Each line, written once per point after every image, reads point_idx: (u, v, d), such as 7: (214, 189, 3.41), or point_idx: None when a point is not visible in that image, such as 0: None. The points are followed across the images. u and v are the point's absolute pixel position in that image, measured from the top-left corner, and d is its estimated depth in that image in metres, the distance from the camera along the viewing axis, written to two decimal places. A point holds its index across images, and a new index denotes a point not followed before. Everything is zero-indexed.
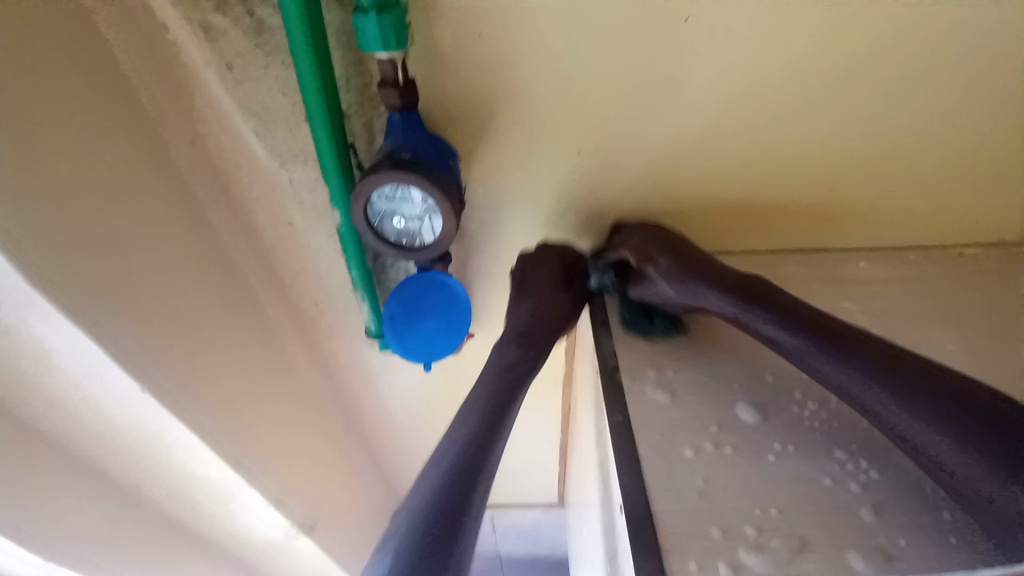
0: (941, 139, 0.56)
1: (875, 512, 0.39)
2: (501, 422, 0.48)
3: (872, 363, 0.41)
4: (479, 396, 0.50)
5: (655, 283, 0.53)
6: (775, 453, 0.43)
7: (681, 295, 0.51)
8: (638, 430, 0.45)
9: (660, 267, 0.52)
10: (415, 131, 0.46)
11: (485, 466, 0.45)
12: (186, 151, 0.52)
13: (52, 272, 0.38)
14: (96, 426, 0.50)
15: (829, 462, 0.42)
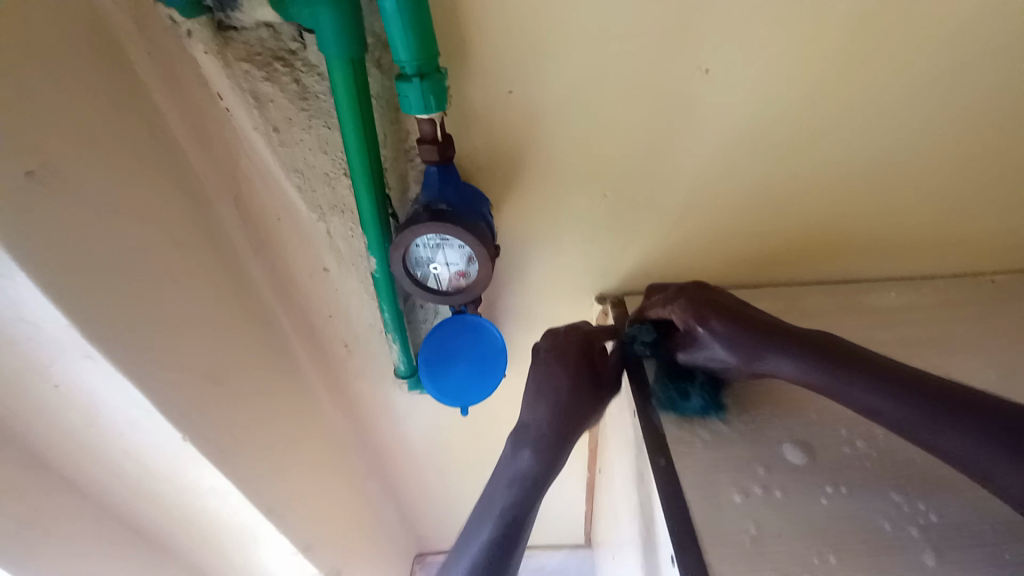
0: (957, 170, 0.57)
1: (937, 557, 0.38)
2: (536, 490, 0.50)
3: (994, 432, 0.37)
4: (522, 451, 0.52)
5: (707, 345, 0.48)
6: (827, 495, 0.42)
7: (738, 361, 0.46)
8: (682, 473, 0.45)
9: (669, 303, 0.52)
10: (451, 184, 0.48)
11: (528, 515, 0.50)
12: (230, 207, 0.55)
13: (109, 333, 0.39)
14: (136, 480, 0.52)
15: (883, 504, 0.41)
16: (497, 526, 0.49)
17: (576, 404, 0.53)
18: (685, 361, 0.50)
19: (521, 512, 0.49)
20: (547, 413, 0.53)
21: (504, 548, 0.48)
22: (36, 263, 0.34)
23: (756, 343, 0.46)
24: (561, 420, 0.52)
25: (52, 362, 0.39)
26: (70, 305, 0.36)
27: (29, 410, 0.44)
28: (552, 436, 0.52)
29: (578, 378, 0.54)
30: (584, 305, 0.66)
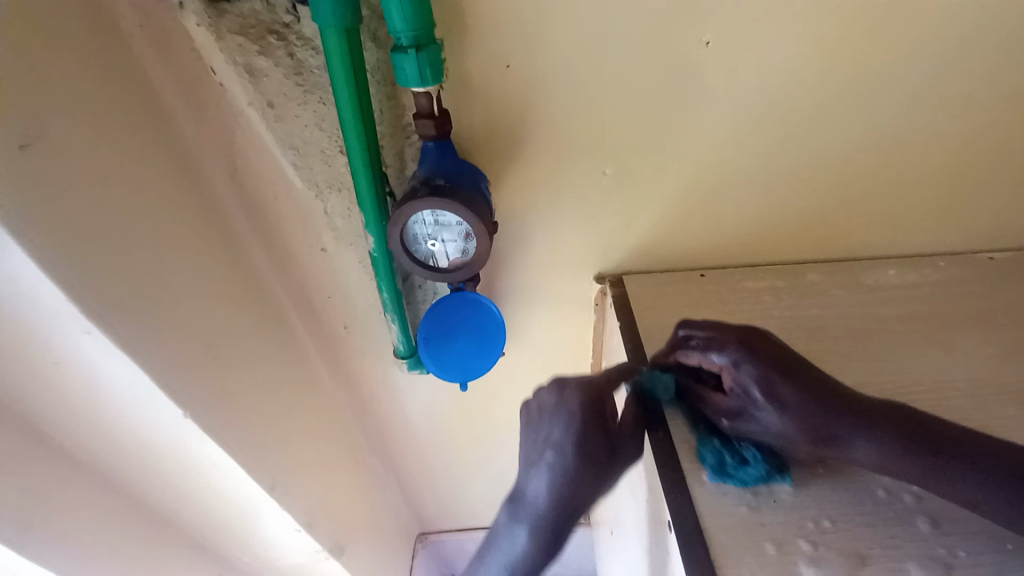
0: (957, 144, 0.57)
1: (931, 523, 0.39)
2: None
3: None
4: (517, 530, 0.44)
5: (763, 416, 0.41)
6: (823, 463, 0.43)
7: (805, 434, 0.40)
8: (687, 463, 0.44)
9: (711, 346, 0.44)
10: (448, 158, 0.47)
11: None
12: (227, 185, 0.54)
13: (109, 308, 0.39)
14: (141, 456, 0.53)
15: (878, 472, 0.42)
16: None
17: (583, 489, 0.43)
18: (727, 429, 0.43)
19: None
20: (550, 495, 0.43)
21: None
22: (35, 238, 0.34)
23: (823, 415, 0.39)
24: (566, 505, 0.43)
25: (49, 337, 0.40)
26: (72, 280, 0.37)
27: (33, 387, 0.44)
28: (554, 523, 0.43)
29: (585, 454, 0.44)
30: (583, 284, 0.66)
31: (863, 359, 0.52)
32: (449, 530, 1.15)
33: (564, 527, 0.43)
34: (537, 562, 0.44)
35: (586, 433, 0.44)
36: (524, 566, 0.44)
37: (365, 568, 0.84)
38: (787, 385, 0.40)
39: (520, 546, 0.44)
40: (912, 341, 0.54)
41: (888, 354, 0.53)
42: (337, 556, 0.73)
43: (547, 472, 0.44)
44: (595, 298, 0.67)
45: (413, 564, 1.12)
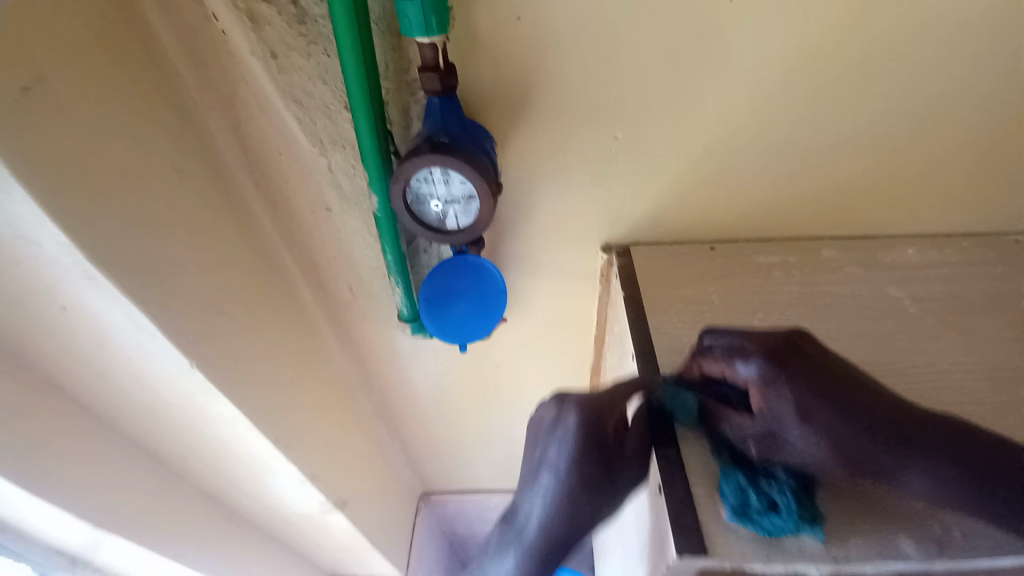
0: (994, 115, 0.53)
1: (926, 503, 0.39)
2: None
3: None
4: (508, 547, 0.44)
5: (794, 438, 0.38)
6: None
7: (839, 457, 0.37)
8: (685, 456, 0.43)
9: (788, 418, 0.38)
10: (454, 116, 0.46)
11: None
12: (230, 139, 0.53)
13: (109, 257, 0.39)
14: (146, 406, 0.55)
15: None
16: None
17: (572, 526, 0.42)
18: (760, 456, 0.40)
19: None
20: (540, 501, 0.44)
21: None
22: (32, 182, 0.34)
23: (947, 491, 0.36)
24: (552, 543, 0.42)
25: (59, 284, 0.40)
26: (71, 224, 0.37)
27: (41, 332, 0.45)
28: (536, 547, 0.43)
29: (586, 467, 0.42)
30: (588, 254, 0.65)
31: (872, 337, 0.51)
32: (451, 491, 1.21)
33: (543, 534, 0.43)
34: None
35: (586, 444, 0.42)
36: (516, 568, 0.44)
37: (368, 521, 0.88)
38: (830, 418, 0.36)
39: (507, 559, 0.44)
40: (925, 322, 0.52)
41: (899, 334, 0.51)
42: (341, 511, 0.77)
43: (542, 495, 0.43)
44: (600, 269, 0.66)
45: (415, 521, 1.17)
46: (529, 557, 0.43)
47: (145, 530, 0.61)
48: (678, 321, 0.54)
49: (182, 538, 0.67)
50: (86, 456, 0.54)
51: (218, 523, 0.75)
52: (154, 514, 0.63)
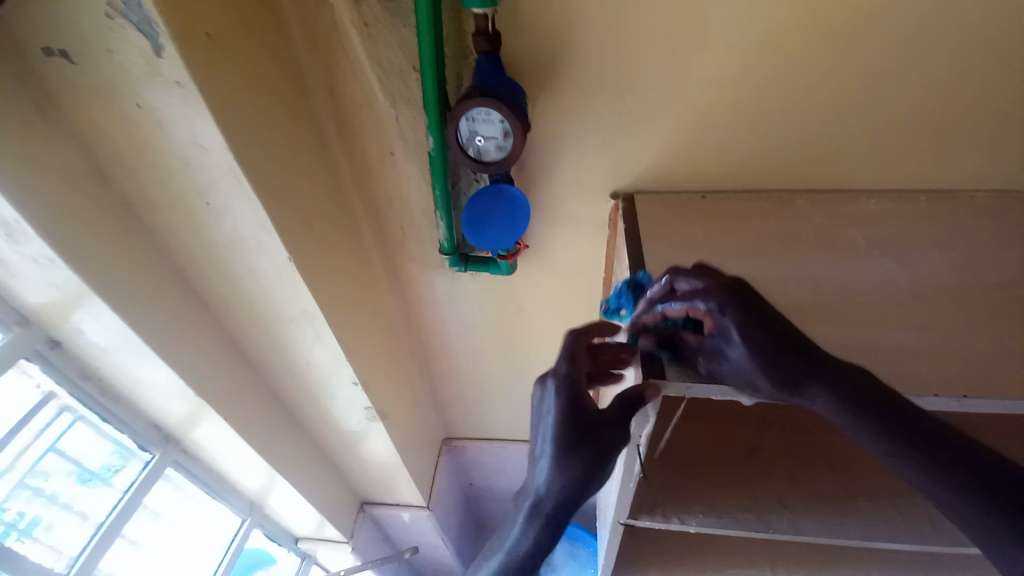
0: (953, 88, 0.63)
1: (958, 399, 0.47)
2: (565, 488, 0.53)
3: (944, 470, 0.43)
4: (545, 461, 0.54)
5: (694, 299, 0.50)
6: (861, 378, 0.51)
7: (760, 363, 0.46)
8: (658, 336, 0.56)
9: (695, 296, 0.50)
10: (497, 71, 0.60)
11: (563, 512, 0.54)
12: (323, 92, 0.68)
13: (248, 167, 0.55)
14: (245, 301, 0.70)
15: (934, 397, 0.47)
16: (543, 519, 0.55)
17: (569, 482, 0.53)
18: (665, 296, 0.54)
19: (563, 496, 0.54)
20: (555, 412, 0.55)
21: (557, 522, 0.54)
22: (211, 104, 0.49)
23: (817, 363, 0.46)
24: (558, 499, 0.54)
25: (207, 183, 0.56)
26: (229, 137, 0.52)
27: (184, 227, 0.61)
28: (542, 510, 0.54)
29: (571, 432, 0.53)
30: (600, 201, 0.78)
31: (829, 262, 0.62)
32: (471, 439, 1.34)
33: (571, 433, 0.53)
34: (538, 550, 0.55)
35: (570, 423, 0.54)
36: (557, 481, 0.53)
37: (401, 438, 1.03)
38: (707, 290, 0.49)
39: (547, 474, 0.54)
40: (877, 256, 0.63)
41: (855, 262, 0.62)
42: (382, 420, 0.92)
43: (554, 404, 0.55)
44: (610, 215, 0.79)
45: (438, 462, 1.31)
46: (539, 517, 0.55)
47: (229, 409, 0.77)
48: (673, 247, 0.66)
49: (254, 428, 0.83)
50: (195, 338, 0.70)
51: (278, 423, 0.90)
52: (237, 400, 0.78)
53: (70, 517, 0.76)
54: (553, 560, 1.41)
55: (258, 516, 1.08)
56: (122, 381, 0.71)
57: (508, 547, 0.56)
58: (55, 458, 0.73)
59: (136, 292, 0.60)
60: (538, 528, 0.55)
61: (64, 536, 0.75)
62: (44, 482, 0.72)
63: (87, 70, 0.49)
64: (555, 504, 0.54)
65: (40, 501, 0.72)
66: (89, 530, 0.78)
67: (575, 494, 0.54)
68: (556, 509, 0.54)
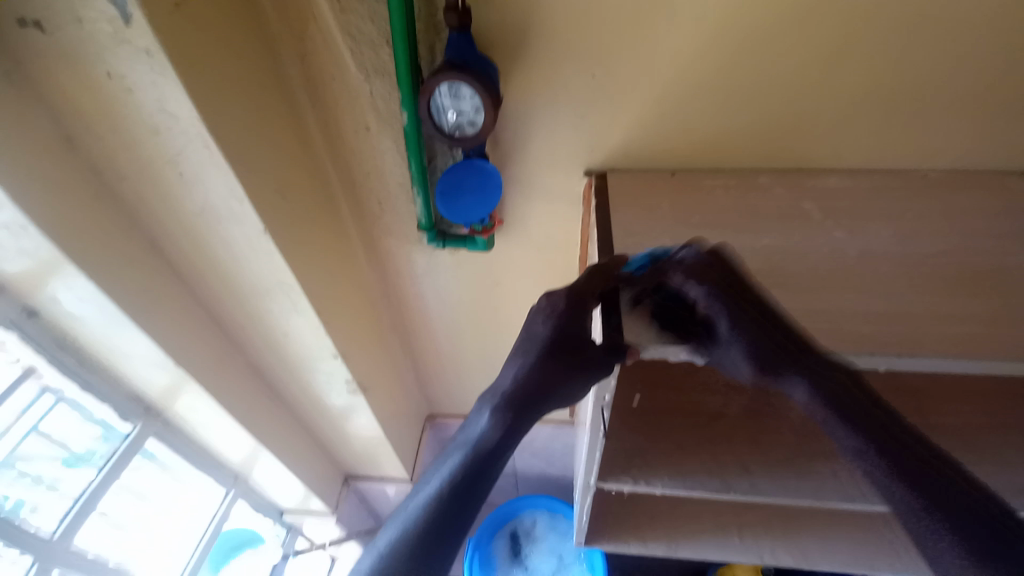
0: (910, 69, 0.65)
1: (905, 353, 0.51)
2: (541, 384, 0.53)
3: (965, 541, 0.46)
4: (528, 356, 0.55)
5: (695, 293, 0.53)
6: (895, 360, 0.51)
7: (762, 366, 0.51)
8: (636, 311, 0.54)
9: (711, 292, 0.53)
10: (467, 46, 0.61)
11: (530, 411, 0.54)
12: (296, 64, 0.69)
13: (220, 136, 0.56)
14: (222, 272, 0.71)
15: (899, 356, 0.51)
16: (507, 409, 0.54)
17: (546, 378, 0.53)
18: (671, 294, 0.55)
19: (534, 393, 0.54)
20: (551, 316, 0.56)
21: (521, 417, 0.54)
22: (181, 72, 0.50)
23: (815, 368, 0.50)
24: (529, 394, 0.54)
25: (180, 152, 0.56)
26: (200, 107, 0.53)
27: (157, 197, 0.62)
28: (511, 402, 0.54)
29: (561, 335, 0.54)
30: (572, 177, 0.80)
31: (785, 236, 0.65)
32: (454, 415, 1.38)
33: (564, 334, 0.54)
34: (498, 443, 0.54)
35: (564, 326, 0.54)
36: (533, 374, 0.54)
37: (383, 412, 1.06)
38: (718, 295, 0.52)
39: (525, 366, 0.54)
40: (831, 230, 0.66)
41: (811, 236, 0.65)
42: (362, 393, 0.95)
43: (550, 308, 0.56)
44: (582, 190, 0.81)
45: (420, 438, 1.34)
46: (506, 409, 0.54)
47: (209, 380, 0.79)
48: (640, 220, 0.68)
49: (234, 400, 0.84)
50: (174, 307, 0.71)
51: (260, 394, 0.92)
52: (216, 371, 0.80)
53: (53, 496, 0.79)
54: (534, 531, 1.46)
55: (243, 487, 1.10)
56: (99, 352, 0.73)
57: (470, 438, 0.55)
58: (39, 440, 0.76)
59: (111, 261, 0.61)
60: (503, 420, 0.54)
61: (44, 513, 0.77)
62: (30, 463, 0.75)
63: (58, 40, 0.49)
64: (526, 400, 0.54)
65: (24, 482, 0.75)
66: (66, 505, 0.80)
67: (547, 397, 0.54)
68: (525, 405, 0.54)
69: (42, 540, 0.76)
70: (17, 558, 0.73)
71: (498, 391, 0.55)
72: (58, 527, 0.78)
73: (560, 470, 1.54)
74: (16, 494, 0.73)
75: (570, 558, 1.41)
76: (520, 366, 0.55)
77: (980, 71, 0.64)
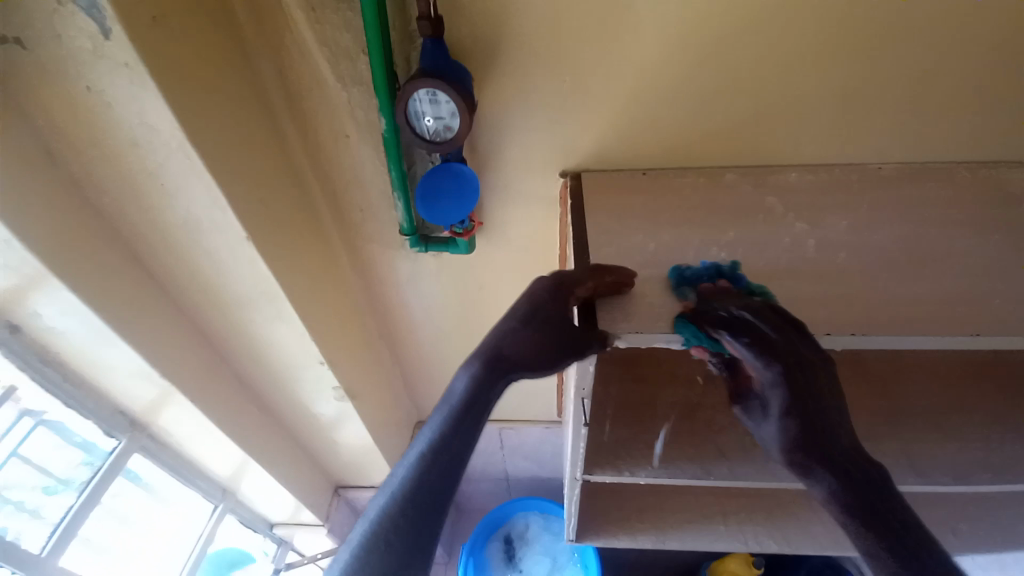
0: (860, 68, 0.69)
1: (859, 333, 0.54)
2: (515, 352, 0.56)
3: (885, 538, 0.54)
4: (501, 326, 0.58)
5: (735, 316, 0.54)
6: (849, 338, 0.54)
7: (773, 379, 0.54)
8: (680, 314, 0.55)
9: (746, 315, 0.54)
10: (441, 54, 0.63)
11: (501, 376, 0.56)
12: (275, 75, 0.71)
13: (200, 146, 0.57)
14: (206, 281, 0.72)
15: (852, 335, 0.54)
16: (481, 374, 0.56)
17: (521, 346, 0.55)
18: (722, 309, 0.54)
19: (507, 359, 0.56)
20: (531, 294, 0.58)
21: (494, 381, 0.56)
22: (162, 84, 0.51)
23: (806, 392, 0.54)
24: (504, 361, 0.56)
25: (161, 162, 0.57)
26: (181, 117, 0.54)
27: (139, 207, 0.63)
28: (484, 366, 0.56)
29: (541, 312, 0.56)
30: (548, 179, 0.82)
31: (751, 229, 0.68)
32: None
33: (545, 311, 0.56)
34: (470, 405, 0.55)
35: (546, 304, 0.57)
36: (507, 341, 0.56)
37: (372, 419, 1.06)
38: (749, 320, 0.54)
39: (499, 335, 0.57)
40: (794, 222, 0.69)
41: (776, 227, 0.68)
42: (350, 399, 0.95)
43: (531, 291, 0.59)
44: (559, 192, 0.84)
45: None
46: (480, 375, 0.56)
47: (196, 390, 0.79)
48: (614, 218, 0.71)
49: (221, 410, 0.84)
50: (159, 317, 0.72)
51: (246, 404, 0.92)
52: (204, 381, 0.81)
53: (34, 522, 0.77)
54: (528, 534, 1.47)
55: (232, 501, 1.09)
56: (84, 365, 0.73)
57: (453, 395, 0.56)
58: (20, 466, 0.75)
59: (95, 272, 0.61)
60: (476, 382, 0.55)
61: (27, 539, 0.75)
62: (11, 487, 0.74)
63: (38, 55, 0.50)
64: (499, 366, 0.56)
65: (6, 509, 0.73)
66: (48, 529, 0.78)
67: (520, 362, 0.55)
68: (497, 370, 0.56)
69: (30, 558, 0.74)
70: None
71: (471, 355, 0.57)
72: (47, 543, 0.77)
73: (551, 471, 1.56)
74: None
75: (564, 558, 1.42)
76: (493, 335, 0.57)
77: (923, 69, 0.69)
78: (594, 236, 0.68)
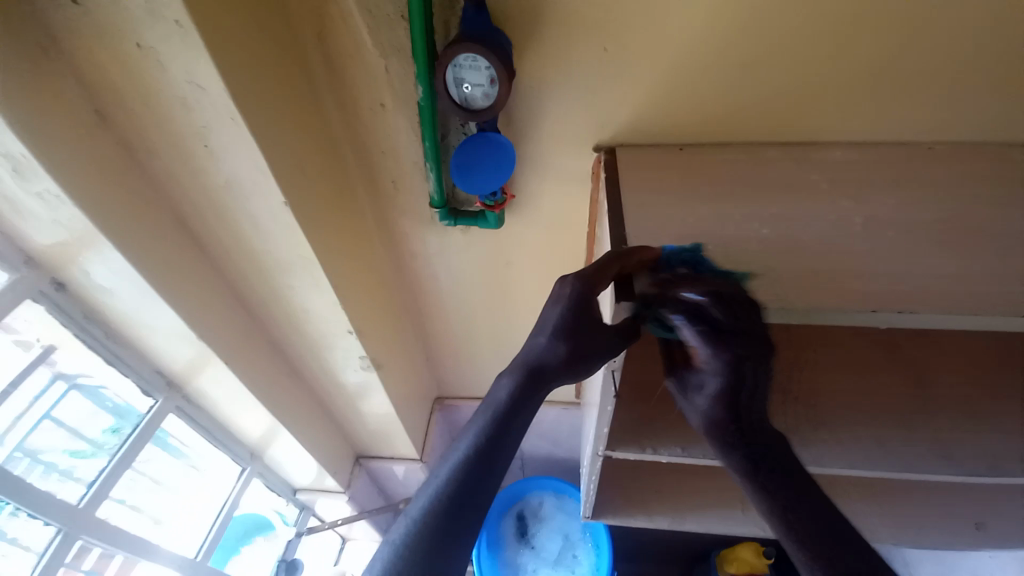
0: (918, 41, 0.66)
1: (910, 310, 0.53)
2: (556, 359, 0.56)
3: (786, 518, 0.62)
4: (543, 335, 0.57)
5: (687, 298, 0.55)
6: (898, 315, 0.53)
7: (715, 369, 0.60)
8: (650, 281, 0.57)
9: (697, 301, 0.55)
10: (483, 18, 0.62)
11: (546, 381, 0.57)
12: (313, 40, 0.70)
13: (244, 108, 0.57)
14: (242, 245, 0.73)
15: (900, 313, 0.53)
16: (523, 381, 0.57)
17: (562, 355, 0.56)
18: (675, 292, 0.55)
19: (548, 367, 0.56)
20: (565, 301, 0.57)
21: (536, 385, 0.57)
22: (208, 42, 0.51)
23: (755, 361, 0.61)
24: (546, 367, 0.56)
25: (206, 123, 0.58)
26: (226, 77, 0.54)
27: (181, 168, 0.63)
28: (526, 373, 0.57)
29: (574, 320, 0.56)
30: (582, 153, 0.81)
31: (794, 206, 0.66)
32: (463, 398, 1.40)
33: (582, 318, 0.56)
34: (518, 408, 0.56)
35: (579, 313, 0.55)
36: (549, 350, 0.57)
37: (394, 391, 1.08)
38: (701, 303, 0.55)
39: (542, 344, 0.57)
40: (839, 200, 0.67)
41: (820, 205, 0.66)
42: (376, 369, 0.96)
43: (563, 296, 0.57)
44: (592, 166, 0.83)
45: (430, 420, 1.37)
46: (524, 380, 0.57)
47: (231, 352, 0.80)
48: (651, 193, 0.70)
49: (254, 374, 0.86)
50: (197, 280, 0.73)
51: (277, 371, 0.94)
52: (238, 345, 0.82)
53: (70, 483, 0.78)
54: (541, 511, 1.49)
55: (259, 465, 1.13)
56: (125, 323, 0.74)
57: (495, 401, 0.57)
58: (54, 429, 0.77)
59: (139, 233, 0.63)
60: (518, 388, 0.57)
61: (64, 492, 0.77)
62: (48, 446, 0.75)
63: (90, 11, 0.50)
64: (541, 371, 0.57)
65: (38, 470, 0.74)
66: (82, 489, 0.80)
67: (560, 369, 0.56)
68: (539, 374, 0.57)
69: (67, 508, 0.76)
70: (43, 529, 0.74)
71: (515, 362, 0.58)
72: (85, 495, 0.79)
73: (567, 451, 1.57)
74: (33, 483, 0.72)
75: (577, 536, 1.43)
76: (534, 342, 0.58)
77: (988, 42, 0.65)
78: (631, 210, 0.67)
